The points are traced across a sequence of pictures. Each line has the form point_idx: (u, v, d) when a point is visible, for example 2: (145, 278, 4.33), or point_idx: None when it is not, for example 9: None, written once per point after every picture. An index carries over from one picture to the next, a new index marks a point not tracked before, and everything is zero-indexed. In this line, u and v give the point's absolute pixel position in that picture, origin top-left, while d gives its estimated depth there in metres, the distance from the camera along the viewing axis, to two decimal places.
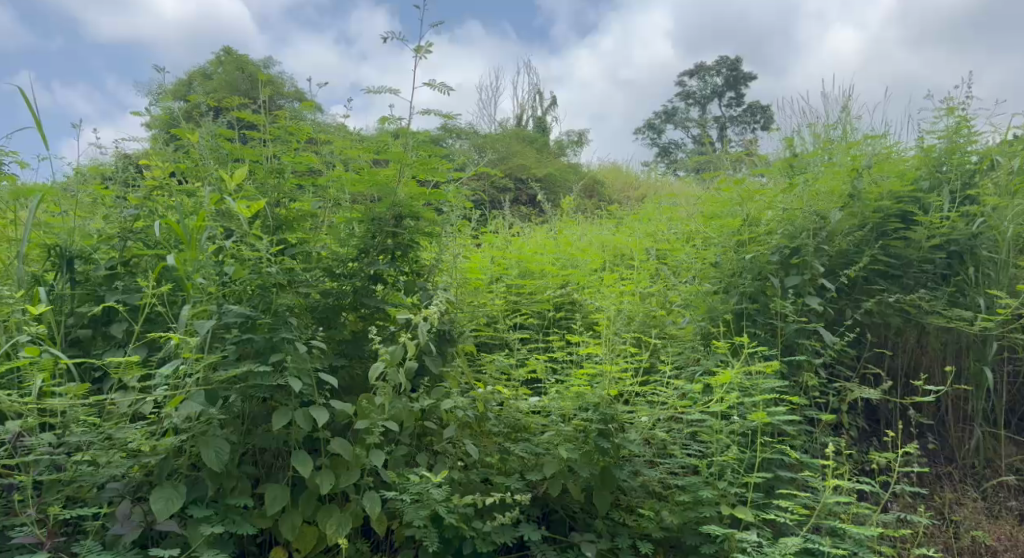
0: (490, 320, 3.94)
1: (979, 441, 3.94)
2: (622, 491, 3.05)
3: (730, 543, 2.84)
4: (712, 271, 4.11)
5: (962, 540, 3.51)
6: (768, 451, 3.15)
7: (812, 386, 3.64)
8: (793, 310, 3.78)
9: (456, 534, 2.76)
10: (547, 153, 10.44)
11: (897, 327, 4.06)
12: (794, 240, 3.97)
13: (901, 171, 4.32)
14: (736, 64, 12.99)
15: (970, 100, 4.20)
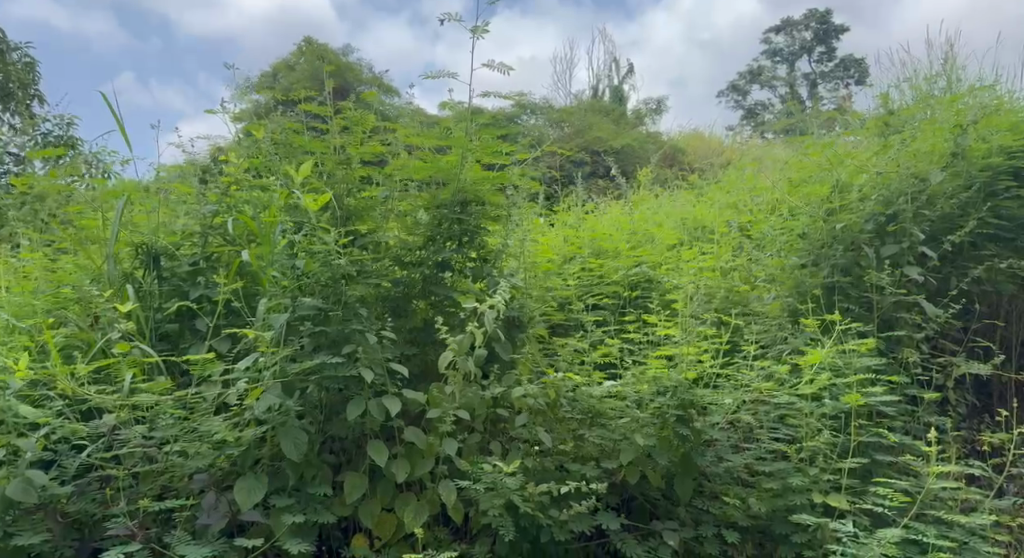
0: (563, 302, 3.89)
1: None
2: (705, 477, 2.94)
3: (824, 531, 2.72)
4: (801, 244, 3.90)
5: None
6: (863, 435, 2.97)
7: (914, 363, 3.40)
8: (891, 282, 3.54)
9: (533, 522, 2.72)
10: (625, 124, 10.20)
11: (1010, 295, 3.73)
12: (890, 206, 3.72)
13: (1014, 124, 3.90)
14: (826, 16, 12.31)
15: None
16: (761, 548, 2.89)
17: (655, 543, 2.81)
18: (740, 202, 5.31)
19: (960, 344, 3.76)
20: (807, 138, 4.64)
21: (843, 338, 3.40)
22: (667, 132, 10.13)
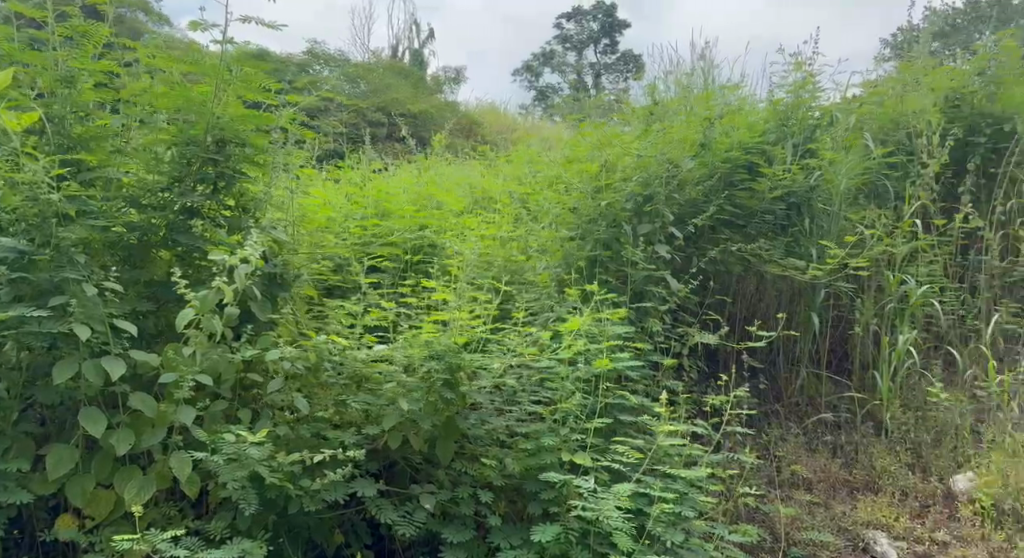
0: (340, 262, 3.78)
1: (803, 381, 4.17)
2: (468, 439, 3.02)
3: (569, 488, 2.90)
4: (572, 217, 4.13)
5: (783, 474, 3.73)
6: (611, 397, 3.21)
7: (657, 331, 3.73)
8: (643, 258, 3.84)
9: (279, 494, 2.64)
10: (421, 88, 10.09)
11: (739, 274, 4.20)
12: (647, 187, 3.98)
13: (752, 122, 4.33)
14: (612, 11, 12.99)
15: (817, 55, 4.42)
16: (512, 507, 3.02)
17: (409, 509, 2.84)
18: (523, 174, 5.46)
19: (695, 316, 4.16)
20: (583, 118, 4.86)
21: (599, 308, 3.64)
22: (462, 101, 10.17)
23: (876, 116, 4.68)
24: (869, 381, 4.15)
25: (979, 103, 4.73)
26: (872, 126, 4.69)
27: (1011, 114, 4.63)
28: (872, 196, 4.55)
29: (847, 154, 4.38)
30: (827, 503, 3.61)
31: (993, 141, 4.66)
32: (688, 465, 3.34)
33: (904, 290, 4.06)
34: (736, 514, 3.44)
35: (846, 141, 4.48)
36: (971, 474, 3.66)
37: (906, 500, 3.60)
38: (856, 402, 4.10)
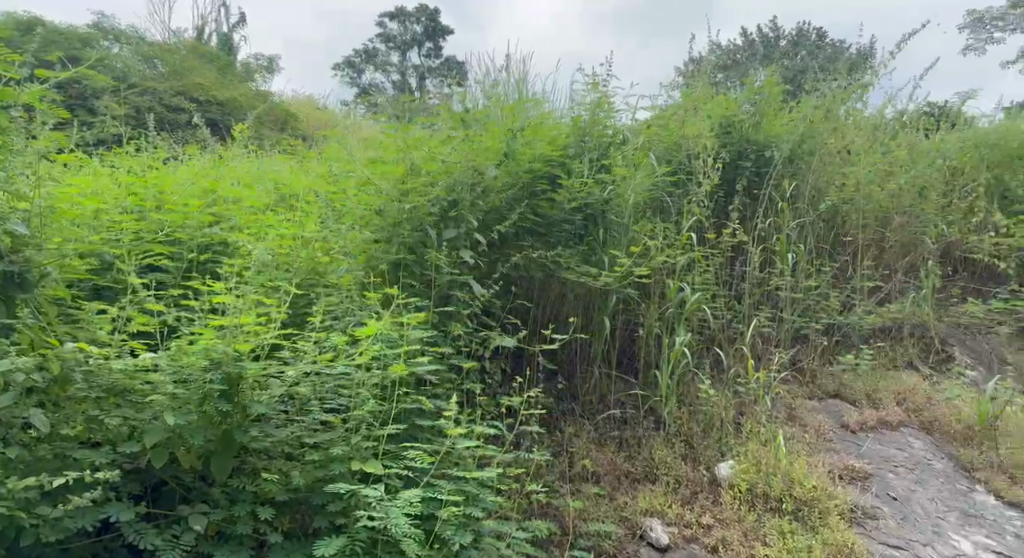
0: (115, 261, 3.53)
1: (598, 381, 4.39)
2: (249, 452, 2.90)
3: (357, 498, 2.85)
4: (377, 220, 4.05)
5: (574, 469, 3.92)
6: (405, 402, 3.21)
7: (458, 335, 3.79)
8: (446, 262, 3.90)
9: (11, 523, 2.44)
10: (228, 73, 9.57)
11: (540, 277, 4.32)
12: (453, 192, 4.05)
13: (553, 136, 4.41)
14: (435, 16, 13.03)
15: (610, 76, 4.66)
16: (297, 520, 2.92)
17: (178, 530, 2.68)
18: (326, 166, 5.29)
19: (496, 318, 4.26)
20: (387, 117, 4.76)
21: (400, 312, 3.66)
22: (275, 92, 9.75)
23: (661, 135, 5.00)
24: (650, 380, 4.42)
25: (746, 132, 5.25)
26: (659, 146, 5.03)
27: (772, 141, 5.23)
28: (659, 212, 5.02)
29: (636, 171, 4.64)
30: (612, 495, 3.84)
31: (757, 164, 5.22)
32: (480, 465, 3.42)
33: (682, 296, 4.43)
34: (529, 511, 3.59)
35: (634, 159, 4.77)
36: (732, 461, 4.01)
37: (678, 488, 3.90)
38: (640, 398, 4.37)
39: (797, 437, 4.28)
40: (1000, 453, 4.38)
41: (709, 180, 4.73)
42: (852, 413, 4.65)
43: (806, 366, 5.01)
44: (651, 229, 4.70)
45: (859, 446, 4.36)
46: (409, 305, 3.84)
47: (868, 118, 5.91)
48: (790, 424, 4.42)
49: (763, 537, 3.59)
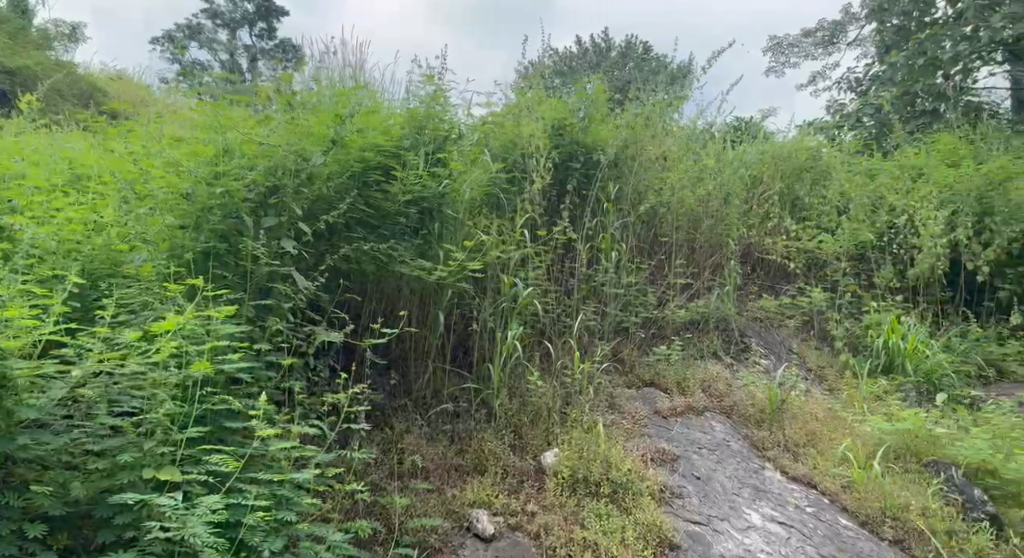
0: None
1: (430, 376, 4.45)
2: (16, 462, 2.75)
3: (149, 509, 2.78)
4: (182, 204, 3.76)
5: (404, 466, 3.98)
6: (207, 404, 3.16)
7: (279, 332, 3.72)
8: (266, 253, 3.75)
9: None
10: (24, 40, 8.66)
11: (376, 274, 4.30)
12: (272, 177, 3.88)
13: (387, 126, 4.29)
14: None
15: (446, 72, 4.76)
16: (80, 535, 2.81)
17: None
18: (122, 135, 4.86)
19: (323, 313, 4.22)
20: (202, 96, 4.45)
21: (207, 306, 3.49)
22: (84, 64, 8.95)
23: (494, 134, 5.20)
24: (481, 372, 4.52)
25: (576, 135, 5.45)
26: (494, 143, 5.22)
27: (597, 146, 5.48)
28: (493, 208, 5.10)
29: (472, 167, 4.76)
30: (440, 489, 3.94)
31: (586, 167, 5.48)
32: (298, 467, 3.40)
33: (514, 291, 4.62)
34: (352, 510, 3.67)
35: (470, 154, 4.88)
36: (556, 449, 4.22)
37: (505, 478, 4.05)
38: (472, 392, 4.47)
39: (615, 424, 4.58)
40: (785, 432, 4.89)
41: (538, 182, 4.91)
42: (664, 400, 5.03)
43: (625, 357, 5.35)
44: (486, 225, 4.84)
45: (668, 431, 4.72)
46: (219, 298, 3.65)
47: (682, 128, 6.35)
48: (609, 412, 4.71)
49: (581, 519, 3.82)
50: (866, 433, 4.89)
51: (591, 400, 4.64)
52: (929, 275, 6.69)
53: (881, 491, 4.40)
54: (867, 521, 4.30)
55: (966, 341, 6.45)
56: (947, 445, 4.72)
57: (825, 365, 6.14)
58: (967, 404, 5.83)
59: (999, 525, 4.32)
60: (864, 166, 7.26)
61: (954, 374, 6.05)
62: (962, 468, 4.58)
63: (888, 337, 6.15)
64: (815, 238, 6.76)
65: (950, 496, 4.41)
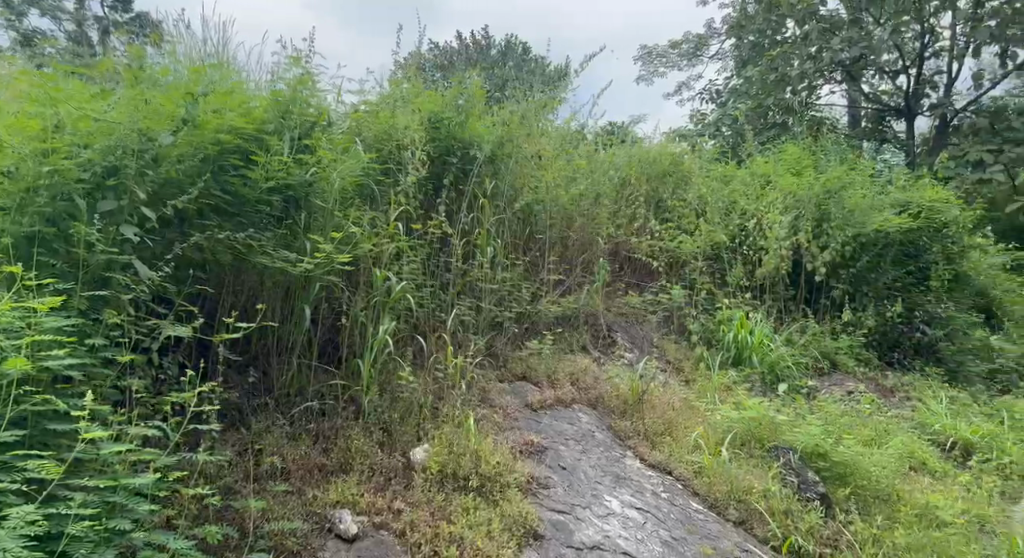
0: None
1: (293, 372, 4.30)
2: None
3: None
4: (3, 183, 3.39)
5: (262, 468, 3.85)
6: (26, 403, 2.96)
7: (121, 324, 3.47)
8: (100, 240, 3.42)
9: None
10: None
11: (235, 266, 4.04)
12: (109, 156, 3.51)
13: (249, 108, 3.98)
14: None
15: (310, 57, 4.48)
16: None
17: None
18: None
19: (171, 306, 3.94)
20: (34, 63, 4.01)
21: (27, 296, 3.18)
22: None
23: (367, 124, 4.99)
24: (350, 368, 4.44)
25: (454, 130, 5.42)
26: (367, 132, 5.00)
27: (474, 141, 5.49)
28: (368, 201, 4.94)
29: (344, 156, 4.46)
30: (300, 489, 3.84)
31: (462, 163, 5.50)
32: (136, 470, 3.23)
33: (387, 285, 4.55)
34: (203, 516, 3.52)
35: (340, 142, 4.62)
36: (427, 444, 4.22)
37: (372, 476, 4.00)
38: (339, 388, 4.38)
39: (486, 418, 4.64)
40: (644, 422, 5.14)
41: (414, 174, 4.83)
42: (535, 393, 5.16)
43: (500, 351, 5.45)
44: (359, 216, 4.56)
45: (539, 423, 4.85)
46: (43, 287, 3.36)
47: (556, 129, 6.48)
48: (481, 406, 4.76)
49: (449, 513, 3.84)
50: (717, 421, 5.22)
51: (464, 394, 4.69)
52: (775, 274, 7.21)
53: (728, 474, 4.73)
54: (716, 505, 4.62)
55: (805, 335, 7.09)
56: (787, 432, 5.10)
57: (681, 357, 6.49)
58: (804, 394, 6.40)
59: (827, 503, 4.72)
60: (720, 172, 7.80)
61: (793, 366, 6.61)
62: (798, 453, 4.98)
63: (738, 331, 6.60)
64: (675, 238, 7.12)
65: (787, 479, 4.78)
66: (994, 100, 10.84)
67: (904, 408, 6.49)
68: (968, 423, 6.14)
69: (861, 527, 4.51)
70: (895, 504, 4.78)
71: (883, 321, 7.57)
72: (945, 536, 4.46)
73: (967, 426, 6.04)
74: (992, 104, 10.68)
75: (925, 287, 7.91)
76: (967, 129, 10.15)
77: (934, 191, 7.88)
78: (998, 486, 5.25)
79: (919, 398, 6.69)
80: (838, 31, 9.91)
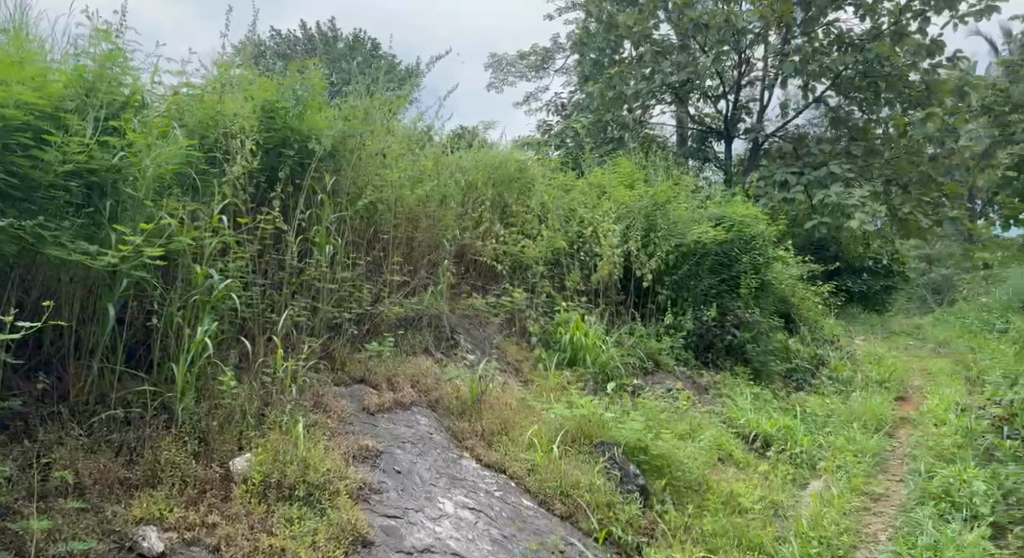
0: None
1: (94, 378, 3.95)
2: None
3: None
4: None
5: (52, 485, 3.49)
6: None
7: None
8: None
9: None
10: None
11: (26, 258, 3.59)
12: None
13: (46, 82, 3.55)
14: None
15: (122, 33, 4.11)
16: None
17: None
18: None
19: None
20: None
21: None
22: None
23: (189, 107, 4.66)
24: (164, 373, 4.12)
25: (289, 120, 5.13)
26: (189, 119, 4.65)
27: (313, 134, 5.22)
28: (189, 190, 4.58)
29: (159, 142, 4.10)
30: (97, 506, 3.50)
31: (299, 156, 5.22)
32: None
33: (208, 283, 4.21)
34: None
35: (156, 126, 4.25)
36: (248, 454, 3.99)
37: (183, 488, 3.72)
38: (148, 395, 4.06)
39: (319, 424, 4.43)
40: (481, 422, 5.13)
41: (241, 165, 4.50)
42: (372, 396, 5.01)
43: (336, 353, 5.26)
44: (176, 209, 4.20)
45: (375, 427, 4.71)
46: None
47: (404, 127, 6.34)
48: (315, 411, 4.55)
49: (270, 526, 3.62)
50: (551, 419, 5.30)
51: (294, 400, 4.48)
52: (608, 279, 7.49)
53: (559, 470, 4.82)
54: (545, 500, 4.67)
55: (632, 338, 7.33)
56: (612, 428, 5.30)
57: (521, 358, 6.54)
58: (630, 392, 6.63)
59: (645, 494, 4.98)
60: (561, 181, 7.98)
61: (621, 365, 6.87)
62: (621, 448, 5.19)
63: (573, 332, 6.79)
64: (519, 243, 7.19)
65: (611, 472, 4.96)
66: (799, 128, 12.18)
67: (715, 404, 6.88)
68: (768, 417, 6.62)
69: (673, 517, 4.80)
70: (704, 494, 5.13)
71: (700, 324, 8.08)
72: (746, 522, 4.85)
73: (768, 421, 6.50)
74: (795, 132, 11.89)
75: (736, 293, 8.49)
76: (776, 151, 11.47)
77: (745, 208, 8.72)
78: (791, 476, 5.76)
79: (728, 395, 7.12)
80: (669, 54, 10.81)
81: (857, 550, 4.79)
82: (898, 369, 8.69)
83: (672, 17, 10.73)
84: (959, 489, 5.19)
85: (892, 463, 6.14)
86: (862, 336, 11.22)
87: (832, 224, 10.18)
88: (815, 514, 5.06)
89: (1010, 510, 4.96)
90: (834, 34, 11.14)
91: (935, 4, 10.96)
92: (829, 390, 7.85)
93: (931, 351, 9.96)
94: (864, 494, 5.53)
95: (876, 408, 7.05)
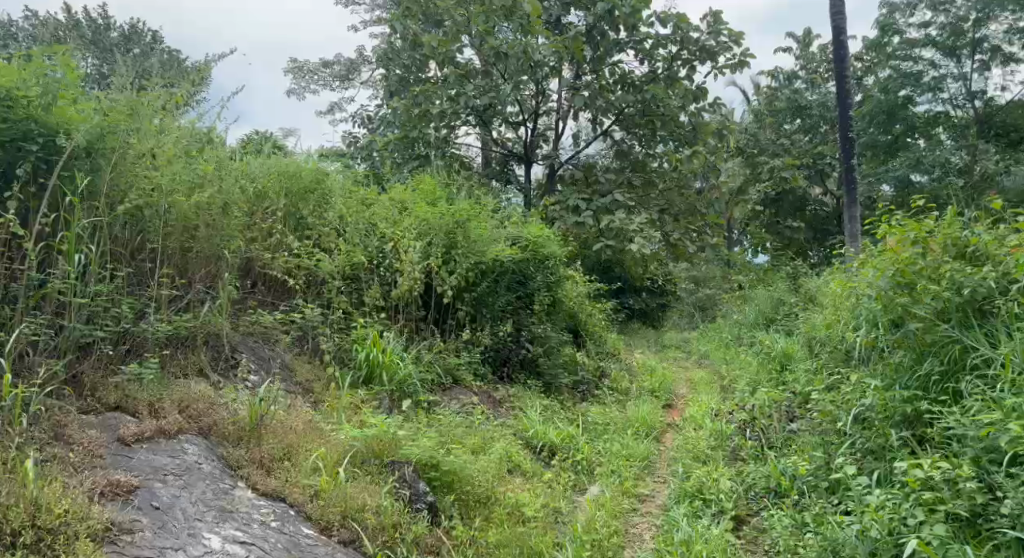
0: None
1: None
2: None
3: None
4: None
5: None
6: None
7: None
8: None
9: None
10: None
11: None
12: None
13: None
14: None
15: None
16: None
17: None
18: None
19: None
20: None
21: None
22: None
23: None
24: None
25: (34, 110, 4.59)
26: None
27: (63, 128, 4.69)
28: None
29: None
30: None
31: (45, 151, 4.65)
32: None
33: None
34: None
35: None
36: None
37: None
38: None
39: (57, 460, 3.99)
40: (262, 448, 4.80)
41: None
42: (131, 425, 4.53)
43: (85, 379, 4.75)
44: None
45: (129, 459, 4.27)
46: None
47: (181, 127, 5.85)
48: (53, 444, 4.10)
49: None
50: (338, 441, 5.07)
51: (26, 433, 4.03)
52: (408, 294, 7.34)
53: (344, 494, 4.63)
54: (326, 527, 4.45)
55: (431, 353, 7.28)
56: (405, 446, 5.20)
57: (312, 378, 6.23)
58: (424, 408, 6.51)
59: (434, 511, 4.93)
60: (361, 194, 7.76)
61: (419, 382, 6.76)
62: (412, 465, 5.10)
63: (371, 349, 6.60)
64: (313, 256, 6.89)
65: (400, 492, 4.87)
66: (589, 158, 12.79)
67: (508, 417, 6.99)
68: (554, 427, 6.82)
69: (460, 531, 4.79)
70: (492, 506, 5.16)
71: (497, 339, 8.12)
72: (527, 530, 4.95)
73: (553, 430, 6.70)
74: (584, 162, 12.49)
75: (531, 310, 8.73)
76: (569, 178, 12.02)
77: (540, 228, 8.99)
78: (571, 482, 6.01)
79: (521, 408, 7.28)
80: (472, 79, 11.18)
81: (623, 550, 5.04)
82: (667, 379, 9.37)
83: (476, 42, 10.99)
84: (708, 486, 5.63)
85: (658, 466, 6.56)
86: (639, 349, 11.99)
87: (617, 247, 10.80)
88: (588, 519, 5.25)
89: (748, 503, 5.43)
90: (619, 74, 12.00)
91: (699, 54, 12.00)
92: (609, 401, 8.24)
93: (695, 363, 10.82)
94: (633, 496, 5.84)
95: (645, 415, 7.48)
